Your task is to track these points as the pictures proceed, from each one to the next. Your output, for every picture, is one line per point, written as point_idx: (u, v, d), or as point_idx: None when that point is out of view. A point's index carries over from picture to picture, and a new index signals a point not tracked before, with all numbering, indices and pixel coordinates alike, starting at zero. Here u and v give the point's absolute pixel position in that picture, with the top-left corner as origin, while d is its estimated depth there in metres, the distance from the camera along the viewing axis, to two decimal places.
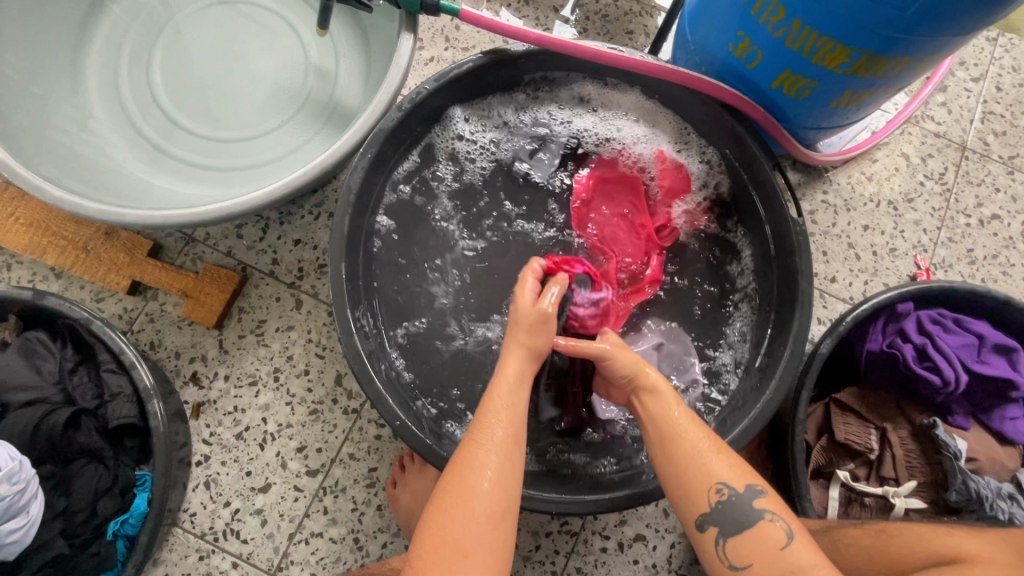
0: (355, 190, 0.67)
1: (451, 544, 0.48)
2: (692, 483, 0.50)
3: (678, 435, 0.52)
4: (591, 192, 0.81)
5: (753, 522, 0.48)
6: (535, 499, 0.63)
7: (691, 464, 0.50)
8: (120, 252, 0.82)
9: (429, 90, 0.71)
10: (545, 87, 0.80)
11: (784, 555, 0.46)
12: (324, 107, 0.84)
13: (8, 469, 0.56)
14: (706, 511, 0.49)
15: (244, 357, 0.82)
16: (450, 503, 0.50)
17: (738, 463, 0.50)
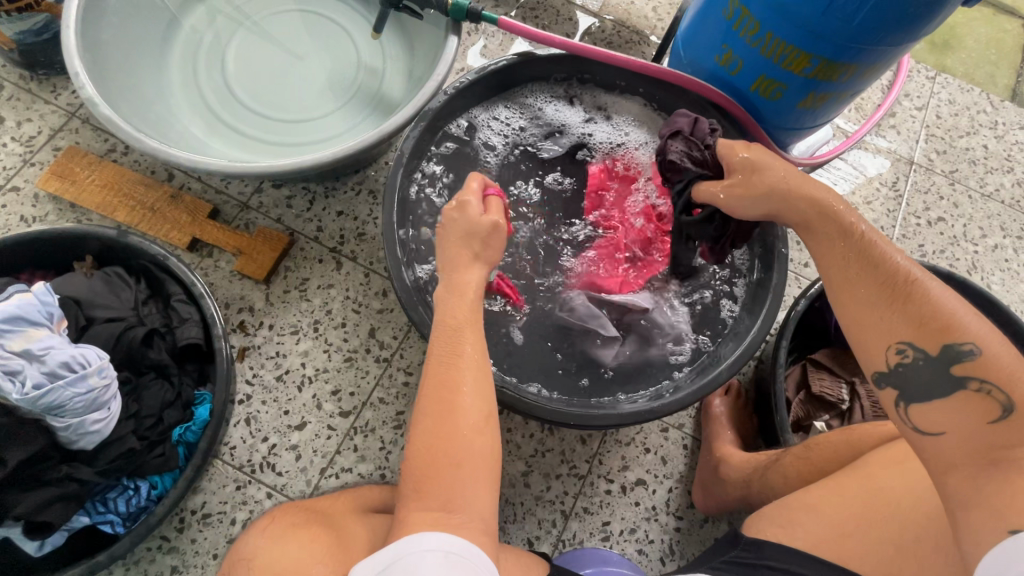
0: (406, 156, 0.80)
1: (447, 459, 0.53)
2: (885, 338, 0.50)
3: (878, 291, 0.51)
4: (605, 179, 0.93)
5: (950, 389, 0.47)
6: (556, 414, 0.72)
7: (891, 322, 0.50)
8: (183, 213, 0.92)
9: (470, 80, 0.85)
10: (563, 88, 0.95)
11: (985, 428, 0.44)
12: (372, 98, 0.98)
13: (99, 365, 0.64)
14: (886, 369, 0.50)
15: (288, 309, 0.91)
16: (437, 425, 0.55)
17: (950, 327, 0.48)
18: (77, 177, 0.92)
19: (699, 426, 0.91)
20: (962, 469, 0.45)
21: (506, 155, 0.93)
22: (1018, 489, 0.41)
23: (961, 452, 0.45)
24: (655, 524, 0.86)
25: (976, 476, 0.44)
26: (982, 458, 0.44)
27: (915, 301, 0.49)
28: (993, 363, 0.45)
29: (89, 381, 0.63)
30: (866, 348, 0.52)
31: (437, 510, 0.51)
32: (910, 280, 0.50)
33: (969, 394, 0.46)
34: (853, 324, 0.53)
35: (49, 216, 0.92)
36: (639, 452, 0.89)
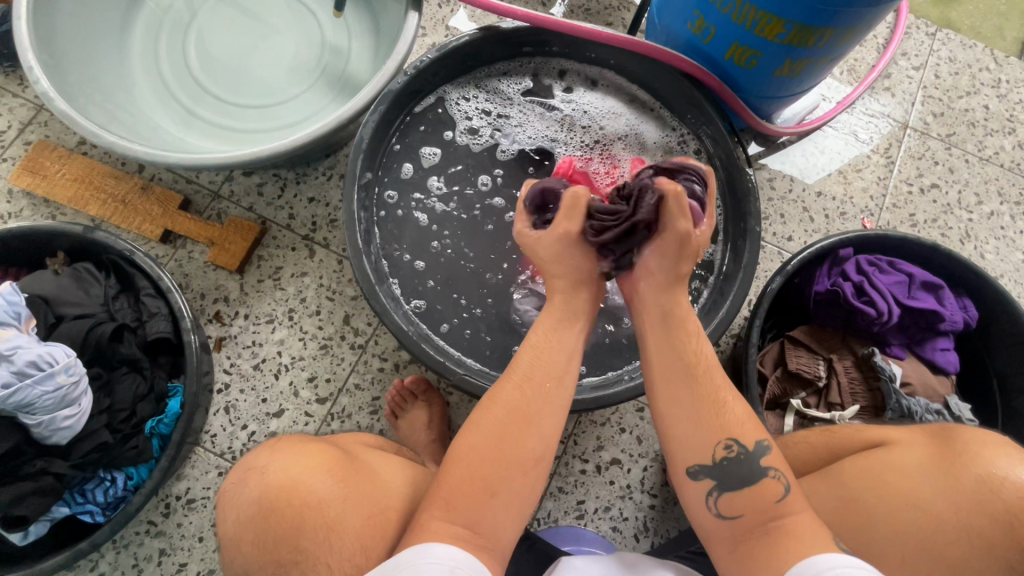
0: (366, 141, 0.78)
1: (484, 477, 0.51)
2: (704, 439, 0.53)
3: (711, 409, 0.54)
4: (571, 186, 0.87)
5: (756, 479, 0.52)
6: None
7: (699, 428, 0.54)
8: (154, 205, 0.93)
9: (432, 59, 0.82)
10: (531, 62, 0.92)
11: (779, 507, 0.51)
12: (338, 78, 0.96)
13: (66, 363, 0.66)
14: (709, 463, 0.53)
15: (262, 298, 0.92)
16: (494, 437, 0.53)
17: (750, 429, 0.54)
18: (47, 172, 0.92)
19: None
20: (750, 524, 0.51)
21: (476, 133, 0.90)
22: (791, 547, 0.48)
23: (750, 525, 0.51)
24: (630, 502, 0.87)
25: (751, 551, 0.50)
26: (768, 532, 0.50)
27: (718, 412, 0.54)
28: (777, 455, 0.54)
29: (57, 379, 0.64)
30: (680, 444, 0.54)
31: (461, 528, 0.49)
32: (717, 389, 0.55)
33: (766, 480, 0.52)
34: (666, 419, 0.56)
35: (25, 212, 0.93)
36: (614, 432, 0.89)
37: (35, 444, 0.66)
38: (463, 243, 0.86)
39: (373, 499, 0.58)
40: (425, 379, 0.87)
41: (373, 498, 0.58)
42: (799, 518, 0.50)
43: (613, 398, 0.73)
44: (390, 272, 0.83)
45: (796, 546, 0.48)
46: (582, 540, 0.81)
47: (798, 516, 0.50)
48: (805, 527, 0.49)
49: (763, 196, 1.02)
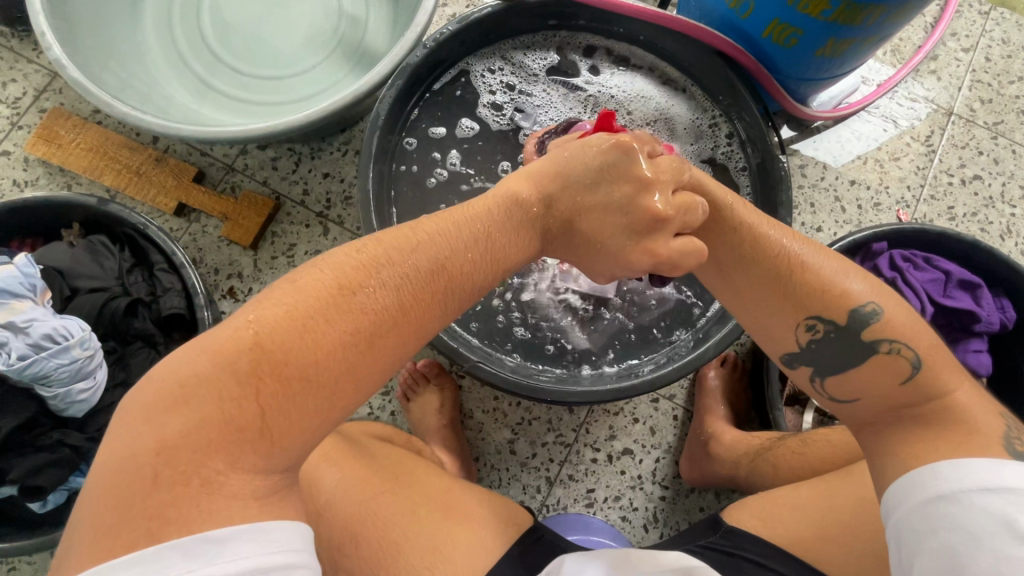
0: (382, 117, 0.76)
1: (267, 402, 0.36)
2: (786, 325, 0.52)
3: (796, 291, 0.51)
4: None
5: (863, 356, 0.49)
6: (535, 388, 0.72)
7: (782, 315, 0.52)
8: (169, 178, 0.91)
9: (452, 31, 0.78)
10: (555, 36, 0.88)
11: (905, 387, 0.48)
12: (354, 50, 0.92)
13: (81, 337, 0.66)
14: (798, 350, 0.52)
15: (276, 275, 0.91)
16: (281, 342, 0.37)
17: (840, 299, 0.50)
18: (62, 141, 0.91)
19: (691, 398, 0.89)
20: (876, 425, 0.49)
21: (496, 112, 0.87)
22: (931, 436, 0.45)
23: (870, 413, 0.50)
24: (641, 493, 0.86)
25: (889, 427, 0.49)
26: (893, 412, 0.49)
27: (799, 288, 0.51)
28: (893, 321, 0.49)
29: (73, 352, 0.65)
30: (771, 335, 0.54)
31: (210, 433, 0.35)
32: (795, 261, 0.51)
33: (881, 355, 0.49)
34: (747, 314, 0.55)
35: (41, 181, 0.92)
36: (627, 422, 0.88)
37: (52, 416, 0.66)
38: None
39: None
40: (438, 364, 0.87)
41: None
42: (955, 397, 0.47)
43: (631, 390, 0.71)
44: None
45: (945, 433, 0.45)
46: (590, 529, 0.79)
47: (950, 390, 0.47)
48: (961, 403, 0.46)
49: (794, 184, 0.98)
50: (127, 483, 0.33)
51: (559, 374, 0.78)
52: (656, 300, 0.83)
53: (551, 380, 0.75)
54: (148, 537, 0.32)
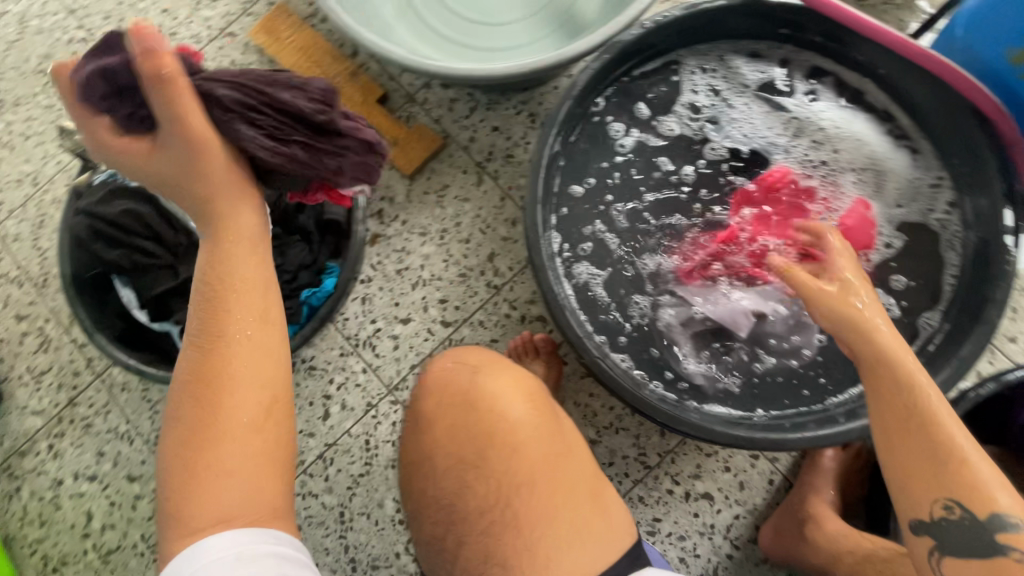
0: (579, 86, 0.74)
1: (234, 378, 0.50)
2: (924, 495, 0.45)
3: (948, 473, 0.44)
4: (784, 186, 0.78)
5: (992, 555, 0.43)
6: (645, 403, 0.69)
7: (926, 483, 0.45)
8: (358, 92, 0.97)
9: (676, 16, 0.74)
10: (780, 47, 0.80)
11: None
12: (562, 13, 0.90)
13: None
14: (928, 520, 0.45)
15: (423, 210, 0.94)
16: (233, 294, 0.52)
17: (994, 497, 0.43)
18: (281, 35, 0.99)
19: (794, 468, 0.82)
20: None
21: (689, 109, 0.81)
22: None
23: None
24: (707, 542, 0.81)
25: None
26: None
27: (956, 466, 0.44)
28: None
29: None
30: (901, 494, 0.46)
31: (211, 413, 0.49)
32: (958, 438, 0.45)
33: (1009, 561, 0.42)
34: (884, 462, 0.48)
35: (252, 66, 1.01)
36: (717, 467, 0.83)
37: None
38: (636, 221, 0.80)
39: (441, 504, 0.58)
40: (551, 343, 0.86)
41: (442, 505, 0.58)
42: None
43: (746, 442, 0.66)
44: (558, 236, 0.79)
45: None
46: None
47: None
48: None
49: None
50: (179, 465, 0.49)
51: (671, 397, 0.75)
52: (794, 354, 0.76)
53: (663, 400, 0.72)
54: (188, 469, 0.49)
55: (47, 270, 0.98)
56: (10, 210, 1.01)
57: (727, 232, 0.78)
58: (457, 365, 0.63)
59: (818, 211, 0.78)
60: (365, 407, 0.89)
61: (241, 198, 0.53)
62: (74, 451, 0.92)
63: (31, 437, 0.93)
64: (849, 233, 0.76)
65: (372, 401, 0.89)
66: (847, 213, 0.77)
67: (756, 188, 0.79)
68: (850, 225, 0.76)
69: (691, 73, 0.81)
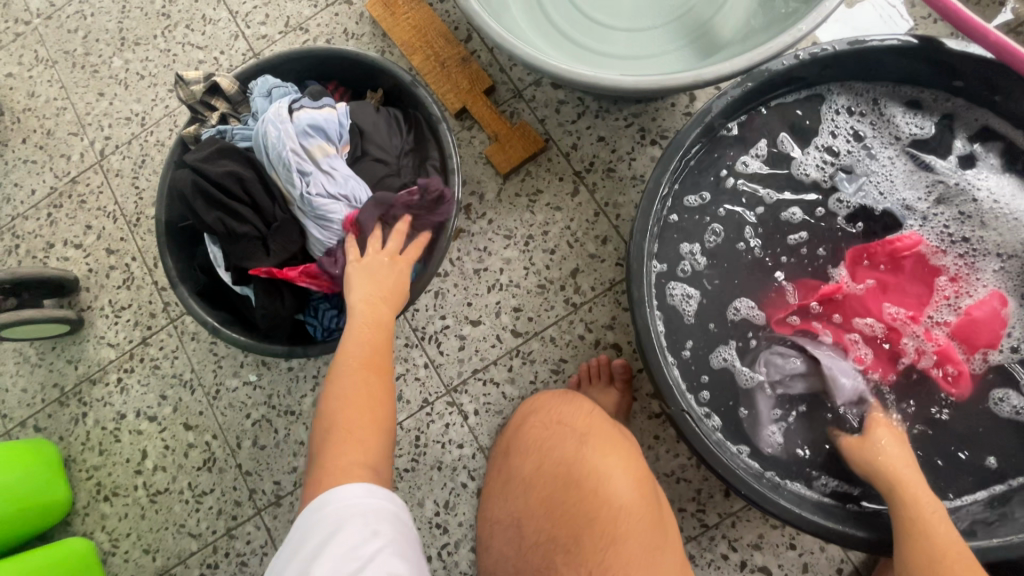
0: (714, 112, 0.68)
1: (371, 424, 0.58)
2: None
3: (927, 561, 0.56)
4: (910, 253, 0.69)
5: None
6: (718, 461, 0.64)
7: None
8: (465, 79, 0.93)
9: (837, 51, 0.67)
10: (943, 100, 0.72)
11: None
12: (697, 27, 0.84)
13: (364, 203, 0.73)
14: None
15: (511, 212, 0.91)
16: (366, 345, 0.63)
17: None
18: (397, 9, 0.97)
19: (870, 562, 0.75)
20: None
21: (828, 154, 0.73)
22: None
23: None
24: None
25: None
26: None
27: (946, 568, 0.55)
28: None
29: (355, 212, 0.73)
30: None
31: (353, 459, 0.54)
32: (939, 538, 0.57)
33: None
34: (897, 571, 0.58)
35: (363, 38, 1.00)
36: (781, 542, 0.77)
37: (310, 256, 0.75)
38: (744, 264, 0.73)
39: (534, 551, 0.61)
40: (626, 372, 0.81)
41: (534, 552, 0.61)
42: None
43: (810, 526, 0.63)
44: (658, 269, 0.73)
45: None
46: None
47: None
48: None
49: None
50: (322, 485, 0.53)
51: (750, 463, 0.69)
52: None
53: (738, 459, 0.67)
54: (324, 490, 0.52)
55: (141, 210, 1.01)
56: (116, 145, 1.04)
57: (836, 285, 0.70)
58: (564, 429, 0.65)
59: (944, 293, 0.68)
60: (421, 403, 0.87)
61: (377, 313, 0.67)
62: (139, 389, 0.95)
63: (103, 368, 0.97)
64: (973, 326, 0.67)
65: (428, 397, 0.87)
66: (976, 303, 0.67)
67: (889, 245, 0.69)
68: (977, 317, 0.67)
69: (837, 115, 0.73)
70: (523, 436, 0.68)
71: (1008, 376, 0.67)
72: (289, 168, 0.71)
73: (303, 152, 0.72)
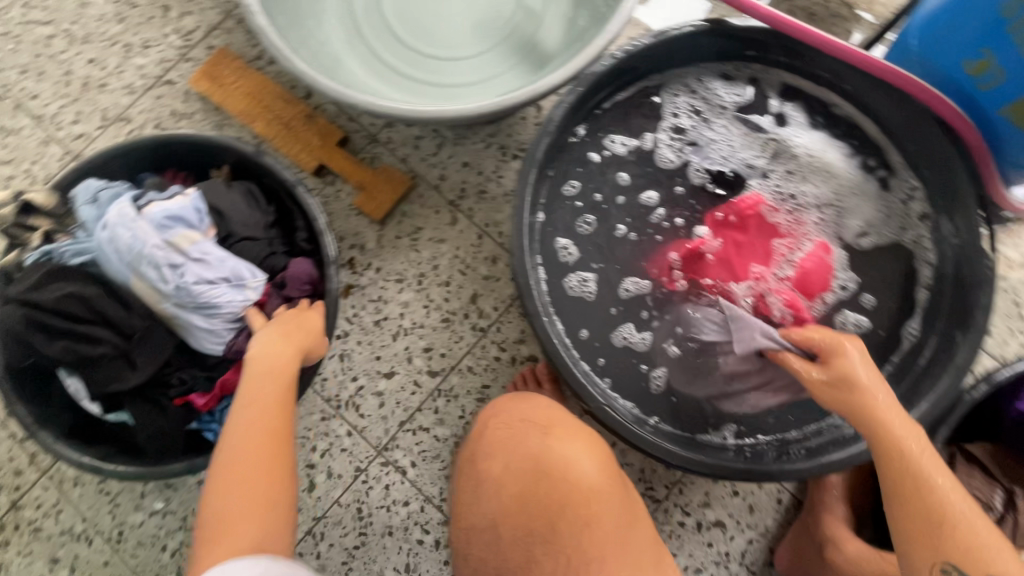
0: (557, 120, 0.71)
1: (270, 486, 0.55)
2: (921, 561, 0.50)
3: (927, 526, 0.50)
4: (750, 214, 0.77)
5: None
6: (636, 436, 0.66)
7: (916, 546, 0.51)
8: (315, 136, 0.91)
9: (645, 45, 0.73)
10: (746, 67, 0.80)
11: None
12: (524, 42, 0.88)
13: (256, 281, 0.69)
14: None
15: (397, 255, 0.89)
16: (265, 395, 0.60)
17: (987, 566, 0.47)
18: (225, 81, 0.93)
19: (801, 485, 0.81)
20: None
21: (670, 134, 0.81)
22: None
23: None
24: (724, 572, 0.80)
25: None
26: None
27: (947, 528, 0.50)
28: None
29: (246, 295, 0.68)
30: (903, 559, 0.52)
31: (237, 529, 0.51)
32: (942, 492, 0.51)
33: None
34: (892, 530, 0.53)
35: (195, 115, 0.94)
36: (725, 492, 0.82)
37: (190, 354, 0.69)
38: (623, 250, 0.77)
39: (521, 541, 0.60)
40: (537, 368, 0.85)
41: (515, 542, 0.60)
42: None
43: (737, 473, 0.65)
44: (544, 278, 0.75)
45: None
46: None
47: None
48: None
49: None
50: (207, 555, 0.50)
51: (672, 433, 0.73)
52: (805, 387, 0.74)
53: (659, 435, 0.70)
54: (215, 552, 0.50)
55: None
56: None
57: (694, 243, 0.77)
58: (526, 426, 0.64)
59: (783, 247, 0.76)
60: (354, 473, 0.83)
61: (281, 366, 0.62)
62: (22, 562, 0.81)
63: None
64: (808, 278, 0.75)
65: (361, 465, 0.83)
66: (808, 253, 0.76)
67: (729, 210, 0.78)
68: (809, 269, 0.75)
69: (668, 97, 0.81)
70: (486, 440, 0.65)
71: (861, 291, 0.77)
72: (157, 266, 0.65)
73: (170, 247, 0.66)
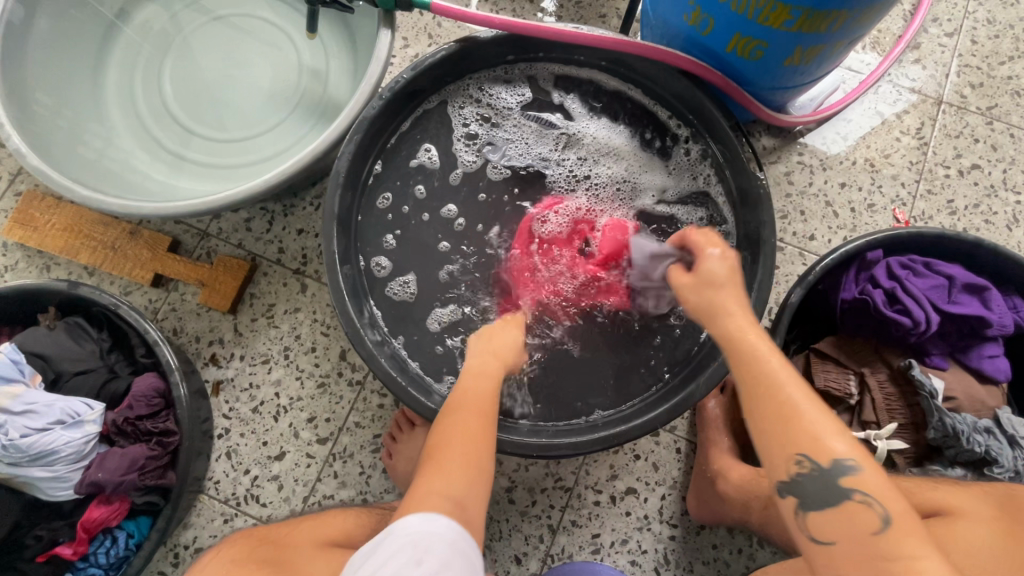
0: (344, 170, 0.73)
1: (433, 477, 0.52)
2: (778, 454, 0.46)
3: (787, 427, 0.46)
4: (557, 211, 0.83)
5: (839, 500, 0.45)
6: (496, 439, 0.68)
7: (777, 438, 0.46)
8: (144, 249, 0.91)
9: (408, 78, 0.76)
10: (516, 68, 0.85)
11: (877, 540, 0.42)
12: (317, 103, 0.91)
13: (95, 411, 0.68)
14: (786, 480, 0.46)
15: (257, 338, 0.89)
16: (446, 431, 0.55)
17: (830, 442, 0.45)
18: (38, 223, 0.91)
19: (693, 428, 0.85)
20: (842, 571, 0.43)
21: (472, 146, 0.85)
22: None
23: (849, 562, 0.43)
24: (649, 534, 0.82)
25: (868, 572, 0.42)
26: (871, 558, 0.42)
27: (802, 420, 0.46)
28: (869, 476, 0.45)
29: (87, 428, 0.67)
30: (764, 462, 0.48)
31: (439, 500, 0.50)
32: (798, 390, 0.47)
33: (854, 504, 0.45)
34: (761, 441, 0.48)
35: (20, 265, 0.93)
36: (628, 459, 0.84)
37: (45, 508, 0.67)
38: (456, 269, 0.82)
39: None
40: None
41: None
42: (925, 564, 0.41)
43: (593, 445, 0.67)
44: (387, 326, 0.79)
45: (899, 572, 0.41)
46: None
47: (919, 556, 0.41)
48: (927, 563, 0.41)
49: (781, 193, 0.94)
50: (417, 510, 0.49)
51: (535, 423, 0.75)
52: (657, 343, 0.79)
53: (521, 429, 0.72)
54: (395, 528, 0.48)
55: None
56: None
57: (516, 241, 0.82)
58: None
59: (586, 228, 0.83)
60: None
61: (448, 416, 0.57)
62: None
63: None
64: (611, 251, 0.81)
65: None
66: (607, 229, 0.82)
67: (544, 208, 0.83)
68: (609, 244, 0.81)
69: (456, 113, 0.85)
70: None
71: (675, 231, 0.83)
72: None
73: None
